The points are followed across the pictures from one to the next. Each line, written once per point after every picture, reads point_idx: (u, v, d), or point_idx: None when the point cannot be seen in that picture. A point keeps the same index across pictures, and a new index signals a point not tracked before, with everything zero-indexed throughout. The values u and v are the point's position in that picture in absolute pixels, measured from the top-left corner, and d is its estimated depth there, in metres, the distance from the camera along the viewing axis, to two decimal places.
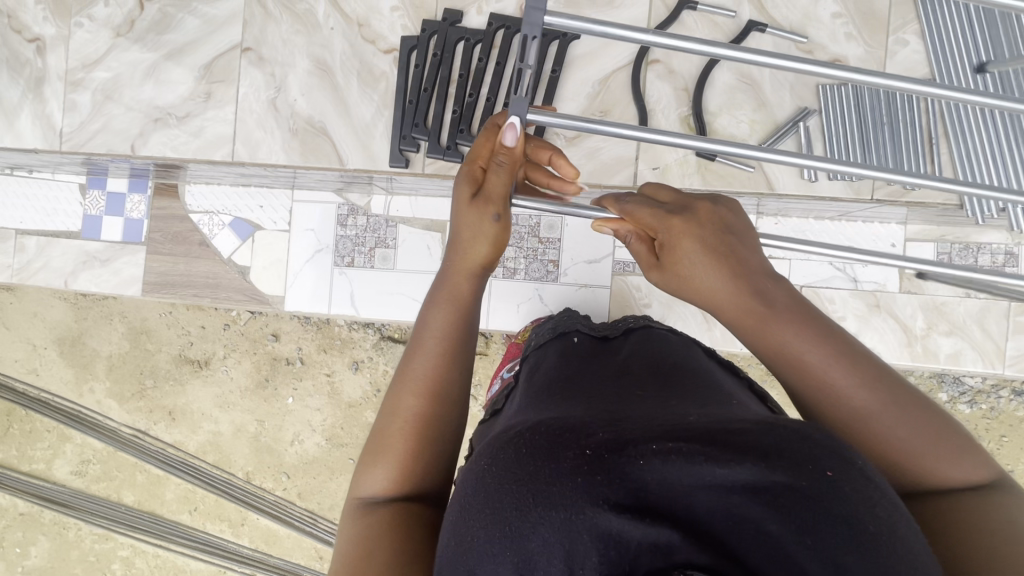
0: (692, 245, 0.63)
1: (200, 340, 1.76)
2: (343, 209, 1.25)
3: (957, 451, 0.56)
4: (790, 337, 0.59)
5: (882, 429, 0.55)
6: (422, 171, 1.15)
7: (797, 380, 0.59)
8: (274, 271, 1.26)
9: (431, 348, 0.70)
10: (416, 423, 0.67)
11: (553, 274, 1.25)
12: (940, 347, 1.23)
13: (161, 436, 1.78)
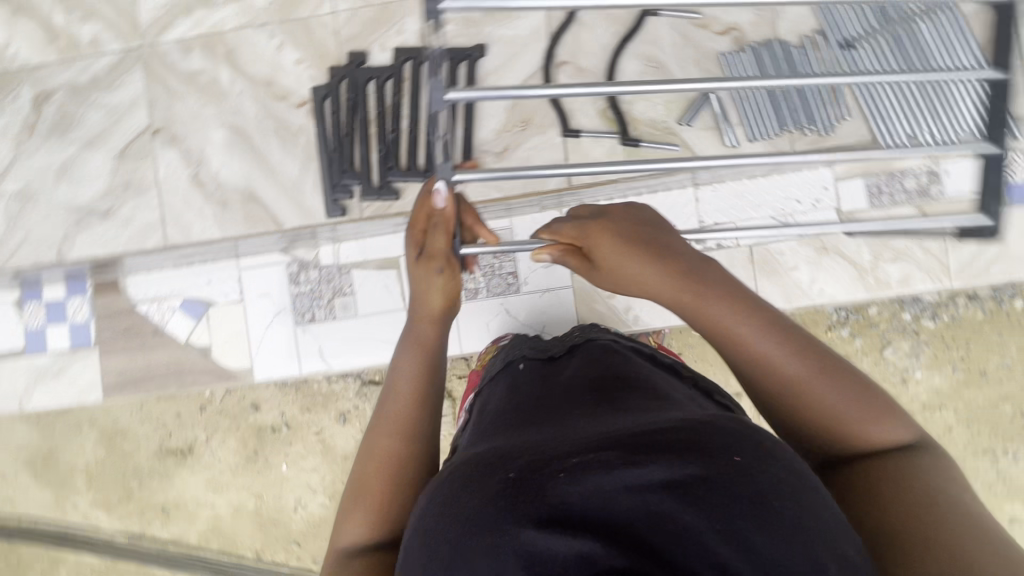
0: (618, 249, 0.76)
1: (179, 428, 1.70)
2: (293, 266, 1.22)
3: (874, 410, 0.67)
4: (722, 312, 0.71)
5: (805, 390, 0.68)
6: (359, 216, 1.19)
7: (734, 352, 0.71)
8: (236, 343, 1.23)
9: (405, 391, 0.80)
10: (387, 459, 0.75)
11: (514, 286, 1.27)
12: (890, 273, 1.29)
13: (158, 534, 1.71)
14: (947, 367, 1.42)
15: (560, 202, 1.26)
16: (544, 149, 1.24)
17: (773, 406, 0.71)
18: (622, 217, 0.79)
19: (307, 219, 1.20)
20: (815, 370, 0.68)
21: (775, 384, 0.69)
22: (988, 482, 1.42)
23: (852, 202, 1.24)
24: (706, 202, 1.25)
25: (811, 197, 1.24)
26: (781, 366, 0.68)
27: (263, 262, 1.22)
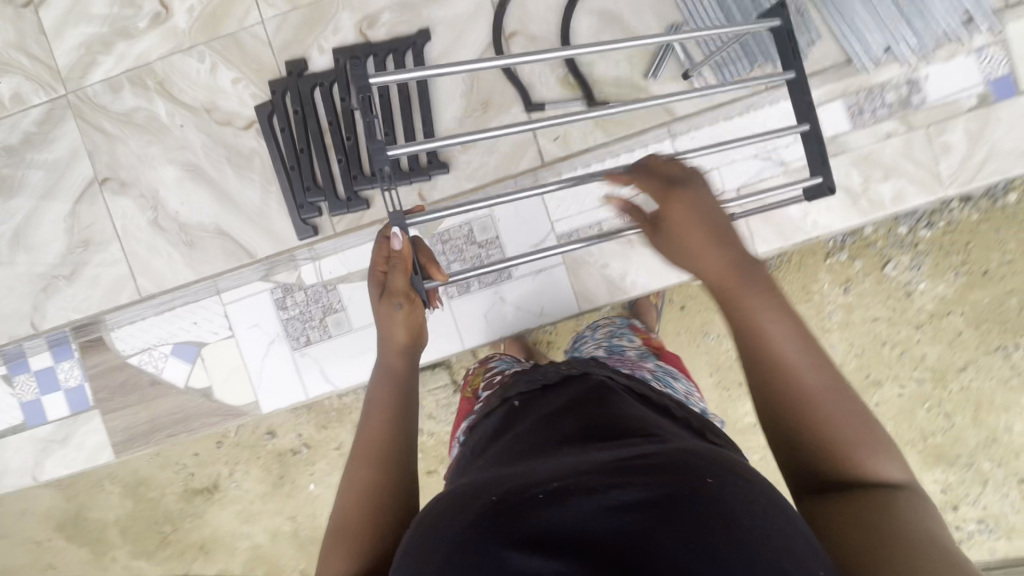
0: (688, 222, 0.80)
1: (200, 467, 1.69)
2: (277, 292, 1.18)
3: (860, 440, 0.66)
4: (760, 305, 0.74)
5: (809, 404, 0.68)
6: (334, 232, 1.17)
7: (755, 343, 0.73)
8: (236, 379, 1.20)
9: (377, 426, 0.83)
10: (364, 495, 0.76)
11: (505, 272, 1.32)
12: (882, 193, 1.26)
13: (202, 571, 1.72)
14: (949, 275, 1.41)
15: (536, 178, 1.27)
16: (511, 128, 1.25)
17: (771, 409, 0.70)
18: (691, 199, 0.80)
19: (280, 242, 1.17)
20: (818, 389, 0.69)
21: (784, 387, 0.70)
22: (1002, 379, 1.43)
23: (834, 126, 1.26)
24: (685, 153, 1.24)
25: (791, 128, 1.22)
26: (796, 373, 0.70)
27: (246, 295, 1.19)
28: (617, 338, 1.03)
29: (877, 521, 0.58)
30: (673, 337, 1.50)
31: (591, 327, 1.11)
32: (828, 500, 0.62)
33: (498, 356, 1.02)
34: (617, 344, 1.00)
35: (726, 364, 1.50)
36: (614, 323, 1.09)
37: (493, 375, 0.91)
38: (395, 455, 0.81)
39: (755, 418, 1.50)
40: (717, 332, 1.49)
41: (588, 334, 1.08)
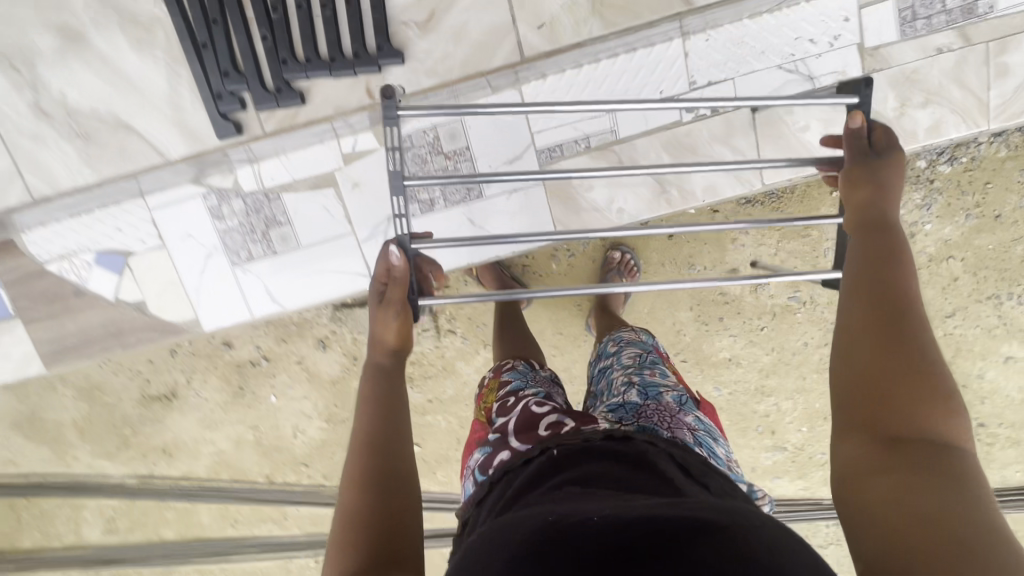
0: (897, 169, 0.87)
1: (155, 375, 1.62)
2: (212, 198, 1.13)
3: (928, 396, 0.64)
4: (907, 257, 0.77)
5: (903, 353, 0.67)
6: (263, 131, 1.11)
7: (888, 278, 0.74)
8: (172, 294, 1.16)
9: (369, 413, 0.83)
10: (362, 479, 0.75)
11: (474, 191, 1.18)
12: (918, 122, 1.11)
13: (167, 472, 1.73)
14: (959, 217, 1.31)
15: (517, 76, 1.13)
16: (481, 12, 1.10)
17: (852, 350, 0.70)
18: (897, 168, 0.87)
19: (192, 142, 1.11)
20: (907, 342, 0.68)
21: (878, 325, 0.70)
22: (986, 327, 1.39)
23: (880, 36, 1.09)
24: (696, 55, 1.10)
25: (828, 35, 1.08)
26: (902, 321, 0.69)
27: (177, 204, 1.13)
28: (647, 371, 0.85)
29: (914, 485, 0.57)
30: (658, 267, 1.41)
31: (614, 356, 0.93)
32: (865, 448, 0.63)
33: (515, 366, 0.92)
34: (648, 380, 0.82)
35: (709, 299, 1.42)
36: (646, 355, 0.90)
37: (506, 401, 0.81)
38: (389, 437, 0.80)
39: (731, 354, 1.46)
40: (704, 265, 1.39)
41: (614, 363, 0.91)
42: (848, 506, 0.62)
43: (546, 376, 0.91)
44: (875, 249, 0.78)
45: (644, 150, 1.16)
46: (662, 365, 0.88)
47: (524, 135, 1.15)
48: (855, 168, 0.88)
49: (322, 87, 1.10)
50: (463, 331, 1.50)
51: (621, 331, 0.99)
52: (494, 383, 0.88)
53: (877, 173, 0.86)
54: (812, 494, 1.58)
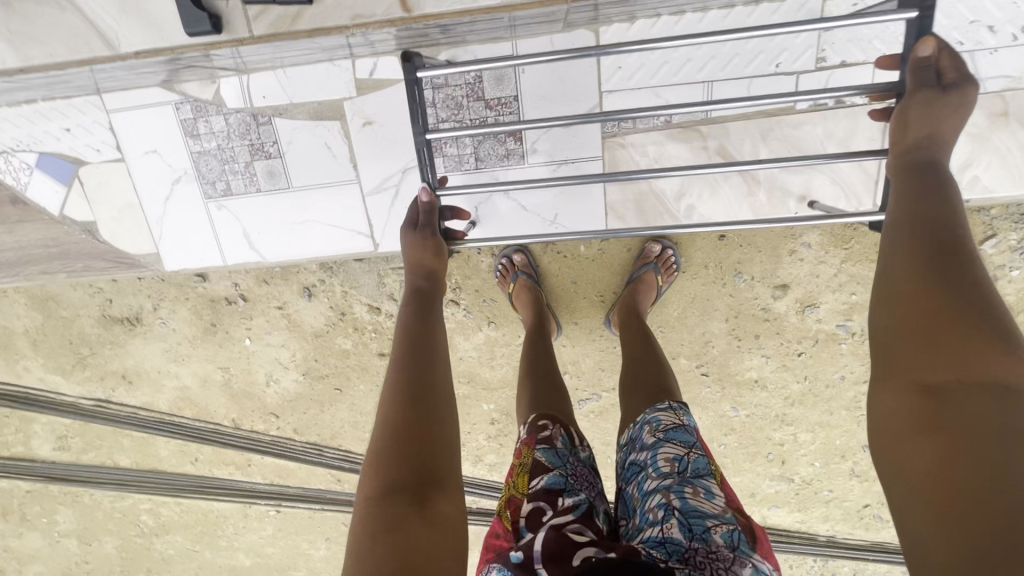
0: (960, 97, 0.72)
1: (119, 295, 1.46)
2: (185, 108, 1.07)
3: (984, 341, 0.54)
4: (954, 192, 0.66)
5: (950, 298, 0.57)
6: (249, 35, 1.02)
7: (933, 213, 0.64)
8: (130, 214, 1.15)
9: (409, 335, 0.80)
10: (403, 394, 0.73)
11: (516, 153, 1.00)
12: None
13: (126, 400, 1.59)
14: None
15: (596, 13, 0.96)
16: None
17: (890, 301, 0.61)
18: (965, 99, 0.72)
19: (155, 34, 1.02)
20: (958, 285, 0.58)
21: (922, 268, 0.60)
22: None
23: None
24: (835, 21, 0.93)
25: (1014, 25, 0.96)
26: (952, 259, 0.59)
27: (142, 111, 1.08)
28: (689, 489, 0.69)
29: (966, 449, 0.50)
30: (701, 269, 1.25)
31: (649, 451, 0.76)
32: (898, 414, 0.56)
33: (554, 441, 0.83)
34: (692, 506, 0.66)
35: (748, 313, 1.26)
36: (690, 458, 0.74)
37: (541, 508, 0.71)
38: (428, 356, 0.78)
39: (758, 376, 1.32)
40: (752, 275, 1.23)
41: (649, 466, 0.74)
42: (888, 469, 0.56)
43: (583, 461, 0.82)
44: (921, 187, 0.67)
45: (737, 139, 0.95)
46: (711, 475, 0.72)
47: (591, 94, 0.95)
48: (915, 100, 0.73)
49: None
50: (468, 304, 1.34)
51: (656, 409, 0.83)
52: (528, 461, 0.79)
53: (937, 111, 0.72)
54: (808, 528, 1.47)
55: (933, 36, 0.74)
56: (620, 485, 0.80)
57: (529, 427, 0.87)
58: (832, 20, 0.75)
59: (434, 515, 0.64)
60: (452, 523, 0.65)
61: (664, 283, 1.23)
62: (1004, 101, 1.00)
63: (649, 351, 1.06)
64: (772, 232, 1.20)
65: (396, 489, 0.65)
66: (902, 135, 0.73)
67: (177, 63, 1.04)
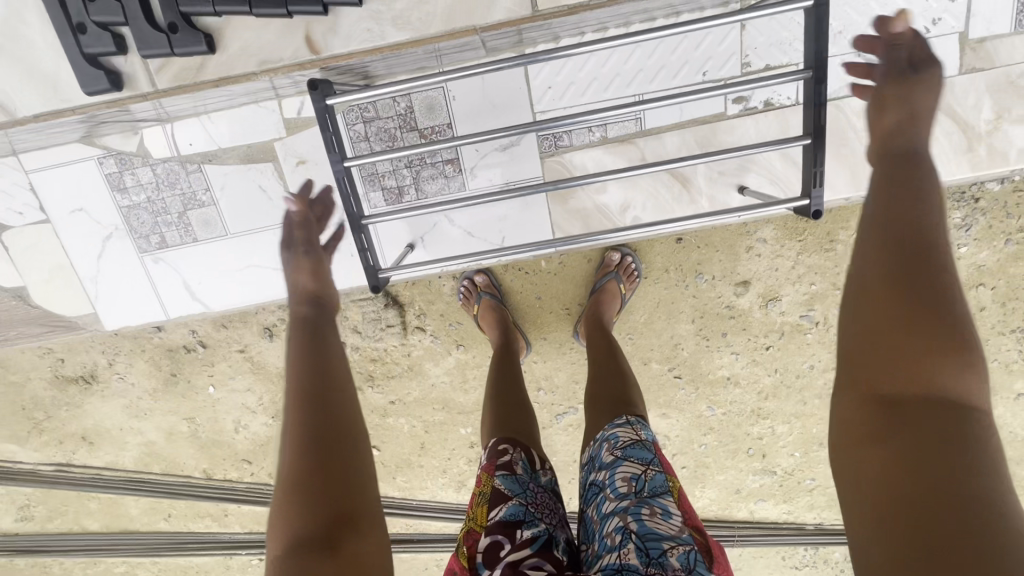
0: (930, 84, 0.74)
1: (71, 354, 1.39)
2: (107, 162, 1.07)
3: (944, 351, 0.54)
4: (929, 184, 0.64)
5: (919, 304, 0.56)
6: (152, 89, 1.02)
7: (907, 209, 0.62)
8: (64, 276, 1.16)
9: (301, 367, 0.74)
10: (302, 434, 0.68)
11: (456, 181, 0.99)
12: (1011, 141, 1.04)
13: (88, 462, 1.52)
14: (998, 241, 1.11)
15: (520, 37, 0.98)
16: None
17: (860, 307, 0.60)
18: (931, 90, 0.74)
19: (51, 93, 1.02)
20: (929, 290, 0.56)
21: (892, 271, 0.58)
22: (1005, 362, 1.21)
23: (989, 26, 0.99)
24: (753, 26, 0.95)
25: (925, 17, 0.99)
26: (924, 261, 0.58)
27: (62, 170, 1.07)
28: (646, 510, 0.72)
29: (916, 460, 0.50)
30: (662, 273, 1.26)
31: (608, 471, 0.80)
32: (856, 417, 0.57)
33: (514, 468, 0.84)
34: (648, 527, 0.69)
35: (712, 313, 1.27)
36: (647, 477, 0.77)
37: (498, 542, 0.72)
38: (326, 386, 0.73)
39: (730, 373, 1.32)
40: (713, 274, 1.24)
41: (608, 487, 0.77)
42: (844, 476, 0.56)
43: (543, 486, 0.85)
44: (891, 181, 0.65)
45: (673, 148, 0.96)
46: (667, 493, 0.76)
47: (524, 116, 0.95)
48: (888, 85, 0.75)
49: (236, 31, 0.99)
50: (434, 329, 1.31)
51: (614, 426, 0.87)
52: (487, 491, 0.80)
53: (915, 98, 0.73)
54: (796, 518, 1.47)
55: (906, 11, 0.78)
56: (582, 508, 0.82)
57: (490, 452, 0.89)
58: (749, 13, 0.74)
59: (347, 558, 0.61)
60: (368, 562, 0.62)
61: (626, 290, 1.22)
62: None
63: (611, 363, 1.06)
64: (728, 230, 1.21)
65: (304, 539, 0.61)
66: (883, 120, 0.74)
67: (94, 119, 1.04)
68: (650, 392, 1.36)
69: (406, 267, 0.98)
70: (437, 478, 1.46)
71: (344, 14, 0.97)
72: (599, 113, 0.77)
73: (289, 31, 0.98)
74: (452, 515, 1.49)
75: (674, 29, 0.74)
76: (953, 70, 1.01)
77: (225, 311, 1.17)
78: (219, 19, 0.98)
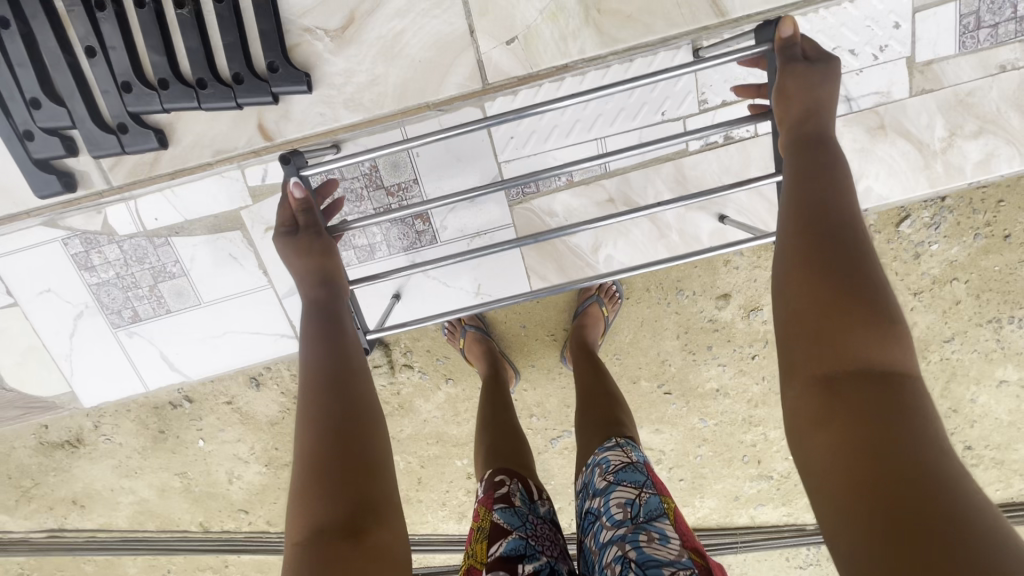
0: (828, 72, 0.72)
1: (55, 420, 1.36)
2: (74, 243, 1.06)
3: (870, 324, 0.55)
4: (842, 165, 0.66)
5: (839, 286, 0.56)
6: (108, 186, 1.03)
7: (817, 195, 0.63)
8: (37, 362, 1.14)
9: (318, 352, 0.71)
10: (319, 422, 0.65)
11: (427, 234, 0.99)
12: (966, 155, 1.06)
13: (81, 525, 1.49)
14: (968, 237, 1.13)
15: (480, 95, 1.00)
16: (429, 24, 0.96)
17: (788, 294, 0.60)
18: (829, 81, 0.71)
19: (5, 197, 1.03)
20: (844, 268, 0.57)
21: (810, 254, 0.59)
22: (985, 352, 1.23)
23: (934, 48, 1.01)
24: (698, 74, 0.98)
25: (872, 45, 1.01)
26: (838, 243, 0.59)
27: (30, 253, 1.06)
28: (644, 537, 0.71)
29: (861, 435, 0.50)
30: (644, 293, 1.26)
31: (603, 498, 0.80)
32: (803, 398, 0.55)
33: (512, 500, 0.84)
34: (648, 555, 0.69)
35: (697, 327, 1.28)
36: (641, 501, 0.77)
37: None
38: (345, 377, 0.70)
39: (719, 385, 1.33)
40: (693, 291, 1.25)
41: (604, 514, 0.77)
42: (802, 463, 0.55)
43: (542, 516, 0.84)
44: (805, 165, 0.66)
45: (640, 185, 0.97)
46: (664, 515, 0.76)
47: (489, 166, 0.96)
48: (788, 77, 0.72)
49: (187, 124, 1.00)
50: (421, 365, 1.31)
51: (605, 450, 0.88)
52: (487, 527, 0.80)
53: (814, 84, 0.71)
54: (796, 519, 1.48)
55: (790, 15, 0.74)
56: (581, 537, 0.82)
57: (486, 485, 0.89)
58: (702, 62, 0.76)
59: (369, 548, 0.59)
60: (388, 555, 0.60)
61: (609, 313, 1.23)
62: (879, 115, 1.06)
63: (598, 387, 1.06)
64: None
65: (325, 527, 0.59)
66: (788, 110, 0.72)
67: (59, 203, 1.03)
68: (641, 409, 1.36)
69: (393, 325, 0.97)
70: (437, 511, 1.45)
71: (296, 100, 0.98)
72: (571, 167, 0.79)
73: (241, 119, 1.00)
74: (457, 545, 1.48)
75: (631, 83, 0.76)
76: (904, 92, 1.04)
77: (204, 377, 1.16)
78: (168, 115, 0.99)
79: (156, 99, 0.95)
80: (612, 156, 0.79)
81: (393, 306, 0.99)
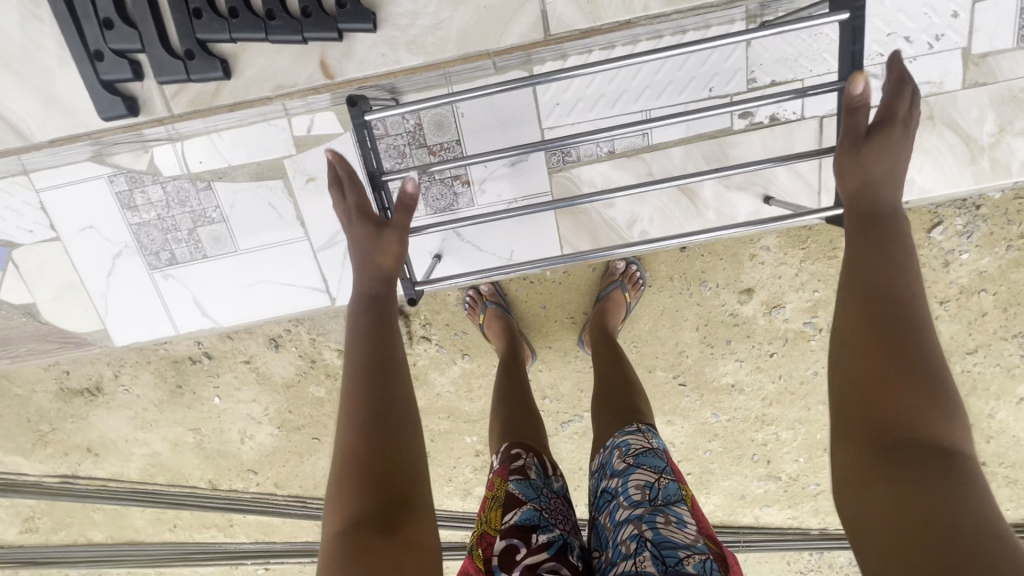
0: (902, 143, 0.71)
1: (77, 366, 1.39)
2: (120, 181, 1.08)
3: (927, 393, 0.55)
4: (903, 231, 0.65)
5: (903, 347, 0.57)
6: (168, 114, 1.05)
7: (884, 262, 0.62)
8: (74, 296, 1.17)
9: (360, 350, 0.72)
10: (361, 418, 0.66)
11: (464, 197, 1.00)
12: (1013, 153, 1.05)
13: (93, 473, 1.52)
14: (999, 248, 1.12)
15: (528, 57, 1.00)
16: None
17: (846, 360, 0.60)
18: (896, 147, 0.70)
19: (68, 120, 1.04)
20: (907, 331, 0.58)
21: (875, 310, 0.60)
22: (1007, 367, 1.21)
23: (991, 41, 1.00)
24: None
25: (929, 33, 1.00)
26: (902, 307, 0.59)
27: (76, 189, 1.08)
28: (661, 519, 0.72)
29: (909, 494, 0.50)
30: (667, 281, 1.26)
31: (621, 478, 0.80)
32: (860, 452, 0.55)
33: (528, 473, 0.84)
34: (663, 536, 0.69)
35: (717, 320, 1.27)
36: (660, 485, 0.77)
37: (514, 545, 0.73)
38: (386, 369, 0.71)
39: (734, 380, 1.33)
40: (717, 282, 1.25)
41: (621, 494, 0.77)
42: (853, 510, 0.54)
43: (557, 492, 0.84)
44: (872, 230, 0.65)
45: (680, 162, 0.97)
46: (681, 501, 0.76)
47: (532, 132, 0.97)
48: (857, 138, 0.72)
49: (251, 58, 1.01)
50: (439, 339, 1.32)
51: (625, 433, 0.87)
52: (501, 495, 0.80)
53: (878, 152, 0.70)
54: (801, 523, 1.47)
55: (866, 73, 0.71)
56: (594, 515, 0.82)
57: (503, 456, 0.89)
58: (760, 32, 0.74)
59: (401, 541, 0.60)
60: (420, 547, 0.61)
61: (632, 299, 1.23)
62: (929, 106, 1.05)
63: (619, 368, 1.07)
64: (730, 239, 1.21)
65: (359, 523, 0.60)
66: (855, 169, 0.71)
67: (102, 144, 1.06)
68: (654, 400, 1.36)
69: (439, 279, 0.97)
70: (443, 486, 1.46)
71: (359, 40, 1.00)
72: (610, 131, 0.79)
73: (304, 56, 1.01)
74: (458, 523, 1.49)
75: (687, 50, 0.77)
76: (956, 84, 1.03)
77: (232, 325, 1.18)
78: (234, 46, 1.01)
79: (225, 27, 0.95)
80: (670, 121, 0.80)
81: (437, 262, 1.00)
